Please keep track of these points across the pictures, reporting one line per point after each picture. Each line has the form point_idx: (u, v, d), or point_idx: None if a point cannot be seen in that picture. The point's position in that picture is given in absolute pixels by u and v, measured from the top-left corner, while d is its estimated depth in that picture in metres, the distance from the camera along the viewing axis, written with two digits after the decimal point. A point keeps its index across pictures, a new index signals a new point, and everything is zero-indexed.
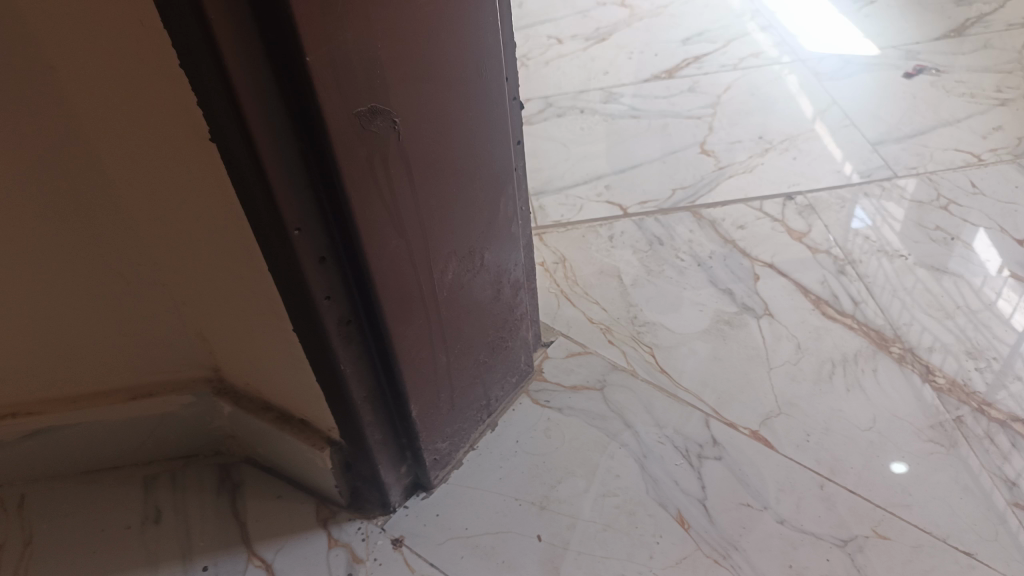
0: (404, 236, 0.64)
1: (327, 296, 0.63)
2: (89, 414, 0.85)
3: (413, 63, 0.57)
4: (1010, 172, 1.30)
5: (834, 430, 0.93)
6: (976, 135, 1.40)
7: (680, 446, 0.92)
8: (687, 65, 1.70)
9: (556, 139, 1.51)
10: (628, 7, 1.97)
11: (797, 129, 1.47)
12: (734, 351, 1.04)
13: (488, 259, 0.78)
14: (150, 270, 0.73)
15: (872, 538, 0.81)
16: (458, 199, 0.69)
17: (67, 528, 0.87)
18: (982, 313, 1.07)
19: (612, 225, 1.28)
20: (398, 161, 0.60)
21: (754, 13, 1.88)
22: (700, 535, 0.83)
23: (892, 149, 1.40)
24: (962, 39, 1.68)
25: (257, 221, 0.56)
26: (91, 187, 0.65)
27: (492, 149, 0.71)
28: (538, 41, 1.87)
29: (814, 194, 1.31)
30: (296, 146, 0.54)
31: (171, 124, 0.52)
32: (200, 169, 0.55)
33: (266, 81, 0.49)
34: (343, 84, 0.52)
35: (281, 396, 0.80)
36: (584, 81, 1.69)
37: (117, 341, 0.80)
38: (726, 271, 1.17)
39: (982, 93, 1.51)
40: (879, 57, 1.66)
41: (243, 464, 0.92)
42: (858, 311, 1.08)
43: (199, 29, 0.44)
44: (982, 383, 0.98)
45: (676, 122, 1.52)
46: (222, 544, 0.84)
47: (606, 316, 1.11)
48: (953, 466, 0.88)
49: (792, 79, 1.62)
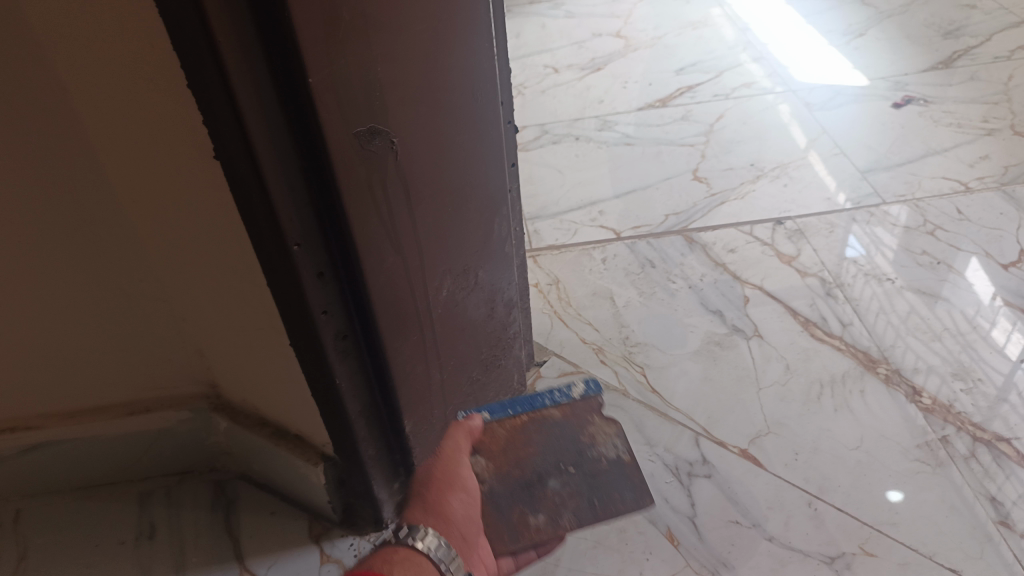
0: (401, 253, 0.66)
1: (324, 311, 0.64)
2: (87, 429, 0.86)
3: (411, 85, 0.59)
4: (996, 199, 1.33)
5: (823, 449, 0.94)
6: (964, 164, 1.44)
7: (670, 464, 0.93)
8: (681, 95, 1.75)
9: (551, 165, 1.55)
10: (623, 38, 2.02)
11: (789, 157, 1.50)
12: (724, 372, 1.05)
13: (482, 278, 0.80)
14: (151, 285, 0.75)
15: (859, 555, 0.83)
16: (453, 219, 0.71)
17: (61, 543, 0.87)
18: (971, 337, 1.09)
19: (605, 248, 1.30)
20: (396, 180, 0.62)
21: (747, 45, 1.93)
22: (690, 551, 0.83)
23: (882, 177, 1.43)
24: (950, 71, 1.72)
25: (257, 237, 0.58)
26: (97, 204, 0.67)
27: (488, 171, 0.73)
28: (535, 71, 1.91)
29: (803, 219, 1.34)
30: (296, 164, 0.56)
31: (179, 144, 0.55)
32: (205, 189, 0.57)
33: (269, 101, 0.52)
34: (344, 105, 0.54)
35: (277, 412, 0.82)
36: (579, 109, 1.73)
37: (118, 357, 0.81)
38: (717, 294, 1.19)
39: (969, 124, 1.55)
40: (868, 87, 1.71)
41: (238, 480, 0.92)
42: (846, 333, 1.10)
43: (206, 51, 0.47)
44: (969, 404, 0.99)
45: (670, 149, 1.56)
46: (216, 559, 0.85)
47: (598, 337, 1.12)
48: (940, 485, 0.89)
49: (784, 108, 1.66)
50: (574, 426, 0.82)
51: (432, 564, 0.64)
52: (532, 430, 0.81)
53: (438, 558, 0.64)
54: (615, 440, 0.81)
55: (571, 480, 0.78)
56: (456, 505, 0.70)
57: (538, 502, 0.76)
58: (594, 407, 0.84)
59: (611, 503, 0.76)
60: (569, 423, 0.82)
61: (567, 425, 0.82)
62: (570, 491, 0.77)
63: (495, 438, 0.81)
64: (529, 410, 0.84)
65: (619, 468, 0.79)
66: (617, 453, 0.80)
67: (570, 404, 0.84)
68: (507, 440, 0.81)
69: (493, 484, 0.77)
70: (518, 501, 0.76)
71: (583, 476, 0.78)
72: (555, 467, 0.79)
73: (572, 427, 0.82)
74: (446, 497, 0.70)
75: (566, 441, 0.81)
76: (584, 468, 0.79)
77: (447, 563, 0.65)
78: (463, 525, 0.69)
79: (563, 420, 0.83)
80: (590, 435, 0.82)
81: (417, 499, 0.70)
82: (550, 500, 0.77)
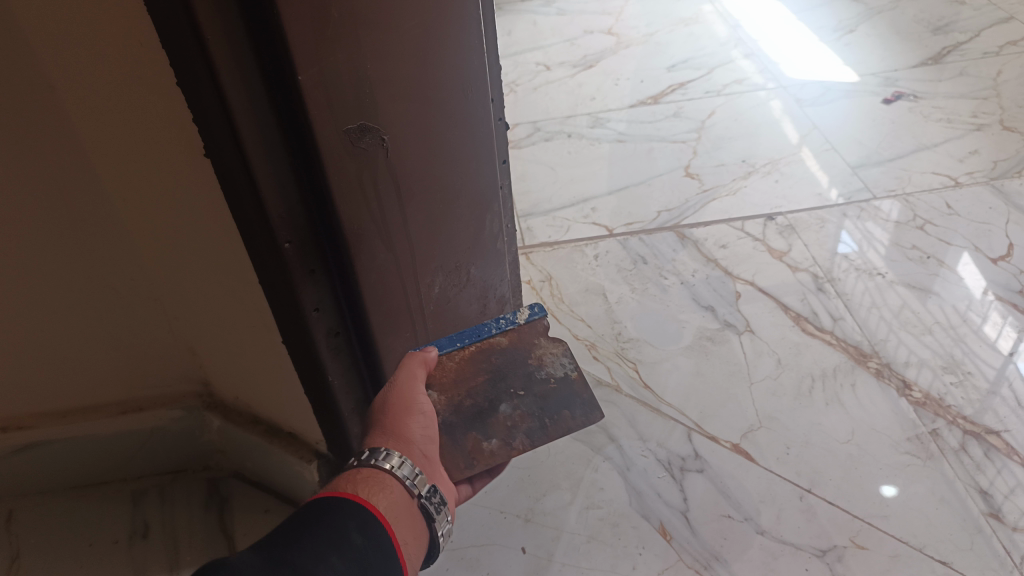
0: (392, 250, 0.66)
1: (316, 309, 0.65)
2: (81, 428, 0.86)
3: (402, 83, 0.59)
4: (985, 194, 1.34)
5: (814, 443, 0.95)
6: (954, 159, 1.44)
7: (663, 459, 0.93)
8: (672, 91, 1.75)
9: (543, 162, 1.55)
10: (615, 35, 2.02)
11: (780, 153, 1.51)
12: (716, 366, 1.06)
13: (474, 275, 0.80)
14: (143, 284, 0.75)
15: (851, 548, 0.83)
16: (444, 216, 0.71)
17: (54, 544, 0.87)
18: (961, 330, 1.10)
19: (597, 244, 1.31)
20: (387, 177, 0.62)
21: (738, 41, 1.93)
22: (683, 546, 0.84)
23: (873, 172, 1.44)
24: (940, 67, 1.73)
25: (249, 235, 0.58)
26: (87, 202, 0.67)
27: (480, 168, 0.73)
28: (526, 68, 1.91)
29: (794, 215, 1.34)
30: (285, 161, 0.56)
31: (169, 143, 0.55)
32: (196, 187, 0.57)
33: (258, 98, 0.52)
34: (334, 102, 0.54)
35: (270, 409, 0.82)
36: (571, 106, 1.73)
37: (110, 356, 0.81)
38: (709, 290, 1.19)
39: (959, 119, 1.56)
40: (859, 83, 1.71)
41: (231, 478, 0.93)
42: (837, 327, 1.11)
43: (196, 49, 0.47)
44: (958, 397, 1.00)
45: (662, 146, 1.56)
46: (210, 558, 0.85)
47: (590, 333, 1.13)
48: (930, 478, 0.90)
49: (775, 105, 1.67)
50: (522, 351, 0.73)
51: (400, 483, 0.60)
52: (481, 358, 0.72)
53: (405, 476, 0.60)
54: (564, 358, 0.73)
55: (523, 403, 0.70)
56: (417, 427, 0.64)
57: (490, 427, 0.68)
58: (540, 330, 0.74)
59: (562, 422, 0.69)
60: (517, 348, 0.73)
61: (517, 348, 0.73)
62: (521, 414, 0.69)
63: (445, 370, 0.70)
64: (477, 336, 0.73)
65: (568, 385, 0.71)
66: (566, 371, 0.72)
67: (519, 324, 0.74)
68: (457, 370, 0.71)
69: (447, 417, 0.68)
70: (471, 428, 0.68)
71: (535, 398, 0.70)
72: (507, 393, 0.70)
73: (522, 350, 0.73)
74: (402, 419, 0.64)
75: (516, 364, 0.72)
76: (535, 390, 0.71)
77: (414, 480, 0.61)
78: (424, 445, 0.65)
79: (512, 345, 0.73)
80: (542, 356, 0.73)
81: (375, 424, 0.65)
82: (503, 425, 0.69)
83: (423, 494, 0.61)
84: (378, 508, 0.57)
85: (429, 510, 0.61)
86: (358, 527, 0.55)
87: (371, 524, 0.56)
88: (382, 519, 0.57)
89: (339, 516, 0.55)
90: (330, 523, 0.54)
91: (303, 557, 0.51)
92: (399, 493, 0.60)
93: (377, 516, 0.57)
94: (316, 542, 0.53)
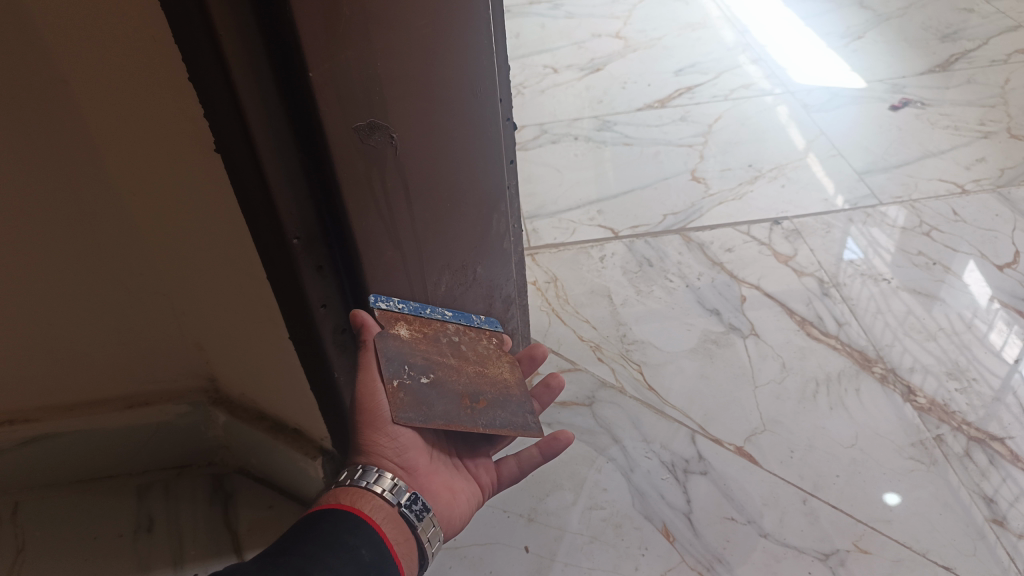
0: (400, 248, 0.67)
1: (323, 305, 0.65)
2: (88, 422, 0.87)
3: (410, 81, 0.59)
4: (991, 202, 1.34)
5: (818, 447, 0.95)
6: (961, 166, 1.44)
7: (666, 461, 0.93)
8: (679, 95, 1.75)
9: (550, 164, 1.55)
10: (622, 39, 2.03)
11: (786, 158, 1.51)
12: (721, 370, 1.06)
13: (480, 274, 0.81)
14: (152, 279, 0.76)
15: (853, 552, 0.83)
16: (451, 215, 0.72)
17: (60, 537, 0.87)
18: (965, 336, 1.10)
19: (603, 246, 1.31)
20: (395, 176, 0.62)
21: (745, 47, 1.93)
22: (685, 547, 0.84)
23: (879, 178, 1.44)
24: (947, 74, 1.73)
25: (257, 230, 0.59)
26: (98, 197, 0.67)
27: (487, 168, 0.74)
28: (534, 70, 1.92)
29: (800, 219, 1.34)
30: (296, 156, 0.57)
31: (181, 138, 0.55)
32: (206, 182, 0.58)
33: (269, 93, 0.52)
34: (344, 99, 0.55)
35: (275, 406, 0.82)
36: (577, 109, 1.73)
37: (118, 350, 0.82)
38: (715, 293, 1.19)
39: (966, 126, 1.56)
40: (866, 90, 1.71)
41: (235, 474, 0.93)
42: (842, 332, 1.11)
43: (208, 45, 0.47)
44: (961, 403, 1.00)
45: (668, 149, 1.56)
46: (213, 553, 0.85)
47: (596, 334, 1.13)
48: (933, 483, 0.90)
49: (781, 110, 1.67)
50: (419, 347, 0.68)
51: (379, 496, 0.60)
52: (445, 338, 0.73)
53: (383, 489, 0.60)
54: (403, 351, 0.65)
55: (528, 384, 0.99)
56: (388, 443, 0.62)
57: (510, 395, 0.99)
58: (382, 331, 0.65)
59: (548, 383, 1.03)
60: (416, 342, 0.68)
61: (415, 342, 0.68)
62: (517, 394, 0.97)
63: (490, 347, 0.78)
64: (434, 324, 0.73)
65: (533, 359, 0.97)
66: (414, 359, 0.66)
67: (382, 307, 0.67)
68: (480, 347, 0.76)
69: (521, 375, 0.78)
70: None
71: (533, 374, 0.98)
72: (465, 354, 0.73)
73: (415, 342, 0.68)
74: (369, 437, 0.62)
75: (436, 347, 0.70)
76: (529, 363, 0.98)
77: (393, 490, 0.60)
78: (399, 458, 0.63)
79: (414, 339, 0.68)
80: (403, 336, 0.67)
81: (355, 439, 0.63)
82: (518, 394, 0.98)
83: (403, 503, 0.60)
84: (364, 513, 0.58)
85: (410, 518, 0.60)
86: (350, 531, 0.56)
87: (360, 528, 0.57)
88: (371, 523, 0.58)
89: (330, 522, 0.56)
90: (323, 529, 0.56)
91: (299, 559, 0.53)
92: (378, 503, 0.60)
93: (365, 520, 0.58)
94: (312, 546, 0.54)
